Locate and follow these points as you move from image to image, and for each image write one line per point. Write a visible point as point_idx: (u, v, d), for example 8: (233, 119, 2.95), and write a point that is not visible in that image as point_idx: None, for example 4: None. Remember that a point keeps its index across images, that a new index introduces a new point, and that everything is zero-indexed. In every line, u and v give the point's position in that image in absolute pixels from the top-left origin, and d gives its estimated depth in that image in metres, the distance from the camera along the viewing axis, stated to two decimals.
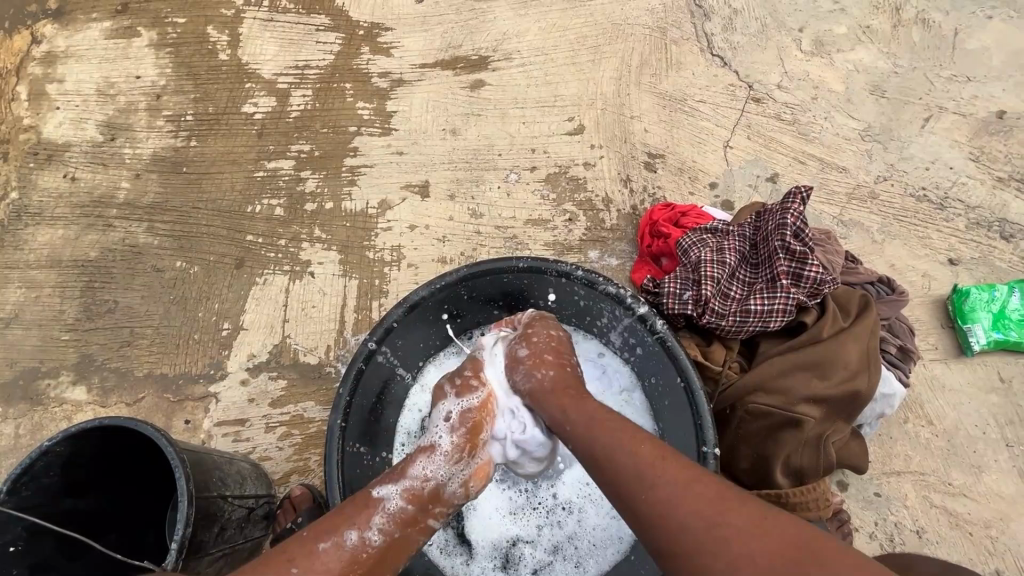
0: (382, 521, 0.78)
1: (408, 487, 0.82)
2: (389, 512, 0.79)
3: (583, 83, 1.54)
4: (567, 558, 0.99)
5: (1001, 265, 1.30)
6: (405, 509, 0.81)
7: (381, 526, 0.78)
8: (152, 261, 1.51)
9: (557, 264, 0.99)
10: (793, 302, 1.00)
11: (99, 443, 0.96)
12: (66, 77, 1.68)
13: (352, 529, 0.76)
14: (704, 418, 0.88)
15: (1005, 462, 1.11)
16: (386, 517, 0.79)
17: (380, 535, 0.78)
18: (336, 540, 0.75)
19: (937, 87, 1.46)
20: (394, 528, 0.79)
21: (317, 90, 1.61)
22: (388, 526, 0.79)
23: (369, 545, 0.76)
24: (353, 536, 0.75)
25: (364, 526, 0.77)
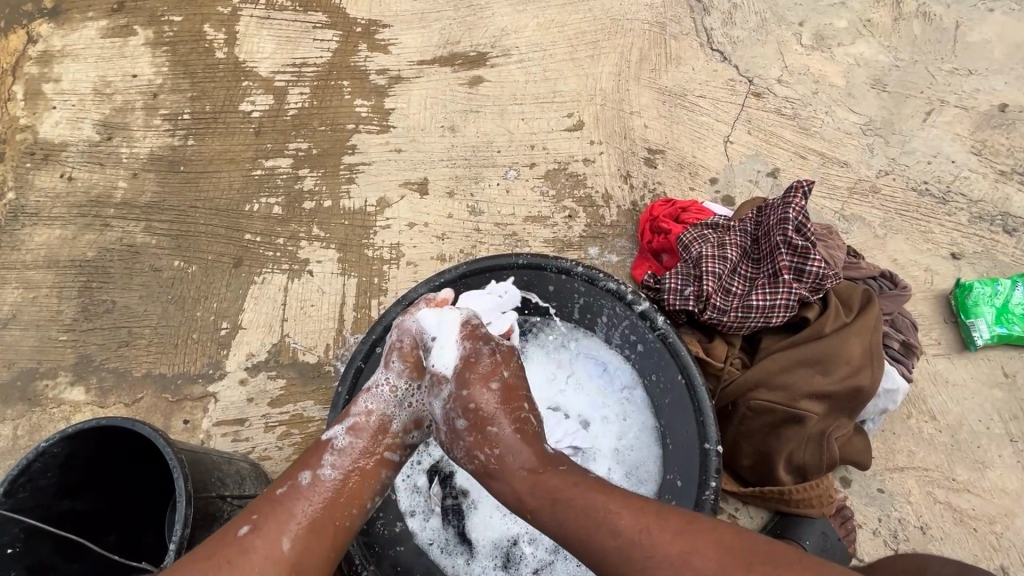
0: (335, 459, 0.82)
1: (353, 424, 0.85)
2: (337, 449, 0.83)
3: (582, 79, 1.53)
4: (568, 558, 0.98)
5: (1004, 259, 1.29)
6: (357, 444, 0.84)
7: (332, 463, 0.82)
8: (149, 261, 1.50)
9: (557, 261, 1.00)
10: (795, 297, 0.99)
11: (97, 443, 0.95)
12: (62, 77, 1.67)
13: (305, 470, 0.81)
14: (705, 414, 0.88)
15: (1008, 458, 1.10)
16: (336, 454, 0.82)
17: (334, 471, 0.81)
18: (291, 483, 0.79)
19: (938, 81, 1.45)
20: (348, 461, 0.82)
21: (315, 88, 1.60)
22: (343, 462, 0.82)
23: (323, 484, 0.80)
24: (305, 477, 0.80)
25: (317, 465, 0.81)
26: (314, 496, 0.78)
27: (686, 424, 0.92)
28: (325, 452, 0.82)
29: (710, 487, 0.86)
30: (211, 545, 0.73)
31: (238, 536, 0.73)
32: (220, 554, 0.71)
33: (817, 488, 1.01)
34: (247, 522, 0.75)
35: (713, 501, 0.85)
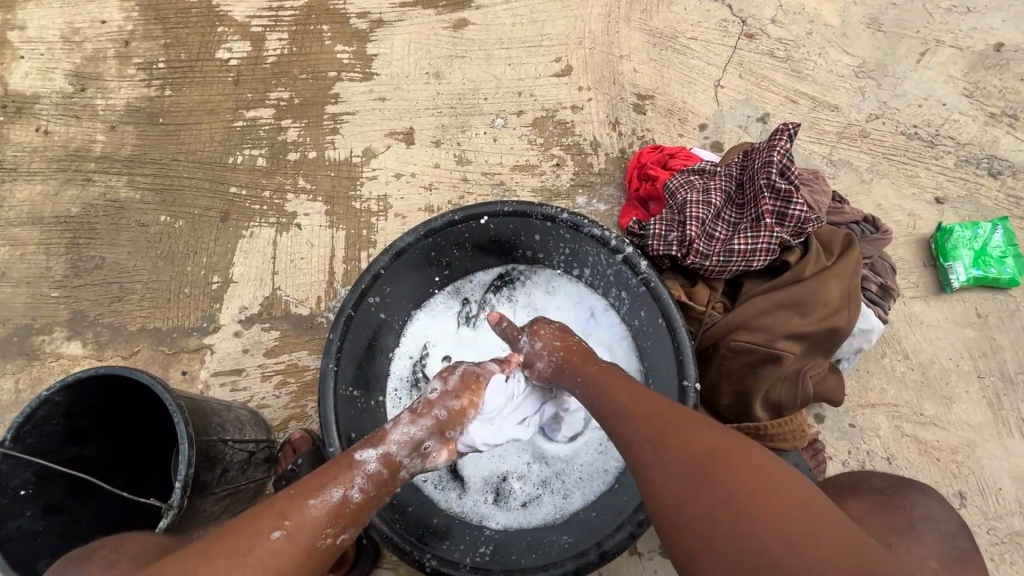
0: (362, 482, 0.76)
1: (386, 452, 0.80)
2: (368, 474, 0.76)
3: (570, 22, 1.48)
4: (555, 492, 1.04)
5: (988, 202, 1.30)
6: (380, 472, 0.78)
7: (360, 486, 0.75)
8: (135, 216, 1.49)
9: (542, 208, 0.99)
10: (777, 240, 0.99)
11: (96, 392, 0.98)
12: (27, 24, 1.60)
13: (336, 486, 0.74)
14: (685, 354, 0.90)
15: (976, 393, 1.15)
16: (365, 478, 0.76)
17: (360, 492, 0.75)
18: (323, 496, 0.72)
19: (935, 19, 1.42)
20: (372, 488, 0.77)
21: (293, 33, 1.54)
22: (366, 485, 0.76)
23: (351, 502, 0.74)
24: (338, 493, 0.73)
25: (346, 484, 0.74)
26: (338, 515, 0.72)
27: (668, 359, 0.94)
28: (355, 473, 0.76)
29: None
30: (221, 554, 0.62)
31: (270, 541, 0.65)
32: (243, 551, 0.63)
33: (792, 424, 1.05)
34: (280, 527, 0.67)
35: None
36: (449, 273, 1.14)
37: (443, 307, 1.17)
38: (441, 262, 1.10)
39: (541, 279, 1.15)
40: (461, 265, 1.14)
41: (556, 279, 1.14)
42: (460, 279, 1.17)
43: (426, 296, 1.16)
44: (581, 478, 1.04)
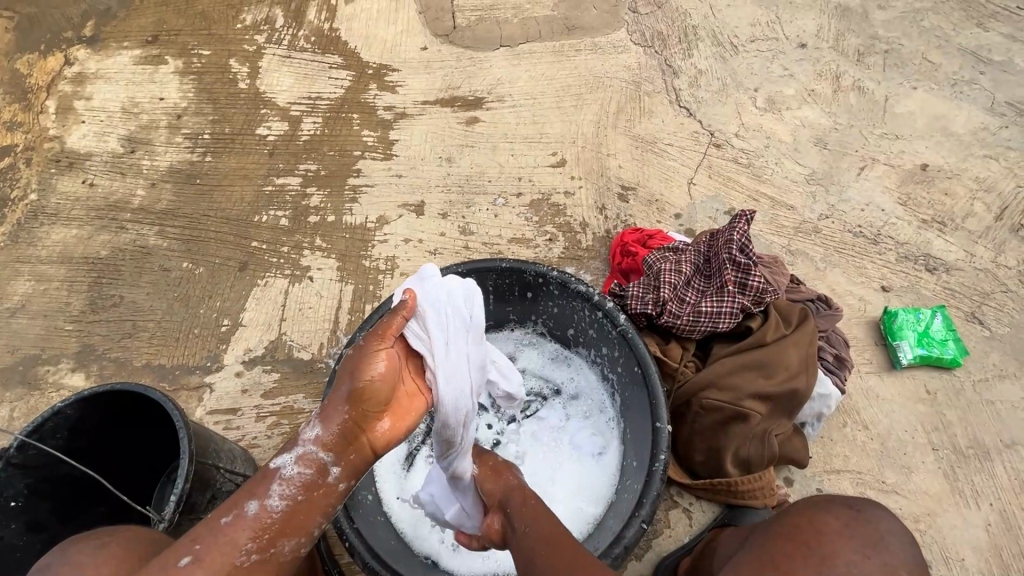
0: (282, 489, 0.81)
1: (303, 454, 0.83)
2: (286, 479, 0.81)
3: (566, 125, 1.75)
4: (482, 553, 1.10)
5: (928, 293, 1.45)
6: (304, 474, 0.82)
7: (281, 493, 0.81)
8: (159, 261, 1.61)
9: (535, 265, 1.13)
10: (738, 305, 1.15)
11: (105, 416, 1.03)
12: (94, 96, 1.87)
13: (251, 499, 0.80)
14: (657, 398, 0.99)
15: (931, 464, 1.22)
16: (284, 484, 0.81)
17: (281, 502, 0.80)
18: (235, 512, 0.78)
19: (871, 143, 1.69)
20: (297, 492, 0.81)
21: (327, 118, 1.79)
22: (289, 492, 0.81)
23: (272, 511, 0.79)
24: (252, 506, 0.79)
25: (264, 495, 0.80)
26: (260, 525, 0.78)
27: (644, 423, 1.02)
28: (271, 482, 0.81)
29: (659, 460, 0.95)
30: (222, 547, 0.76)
31: (179, 568, 0.72)
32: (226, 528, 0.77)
33: (761, 481, 1.12)
34: (187, 552, 0.74)
35: (663, 471, 0.94)
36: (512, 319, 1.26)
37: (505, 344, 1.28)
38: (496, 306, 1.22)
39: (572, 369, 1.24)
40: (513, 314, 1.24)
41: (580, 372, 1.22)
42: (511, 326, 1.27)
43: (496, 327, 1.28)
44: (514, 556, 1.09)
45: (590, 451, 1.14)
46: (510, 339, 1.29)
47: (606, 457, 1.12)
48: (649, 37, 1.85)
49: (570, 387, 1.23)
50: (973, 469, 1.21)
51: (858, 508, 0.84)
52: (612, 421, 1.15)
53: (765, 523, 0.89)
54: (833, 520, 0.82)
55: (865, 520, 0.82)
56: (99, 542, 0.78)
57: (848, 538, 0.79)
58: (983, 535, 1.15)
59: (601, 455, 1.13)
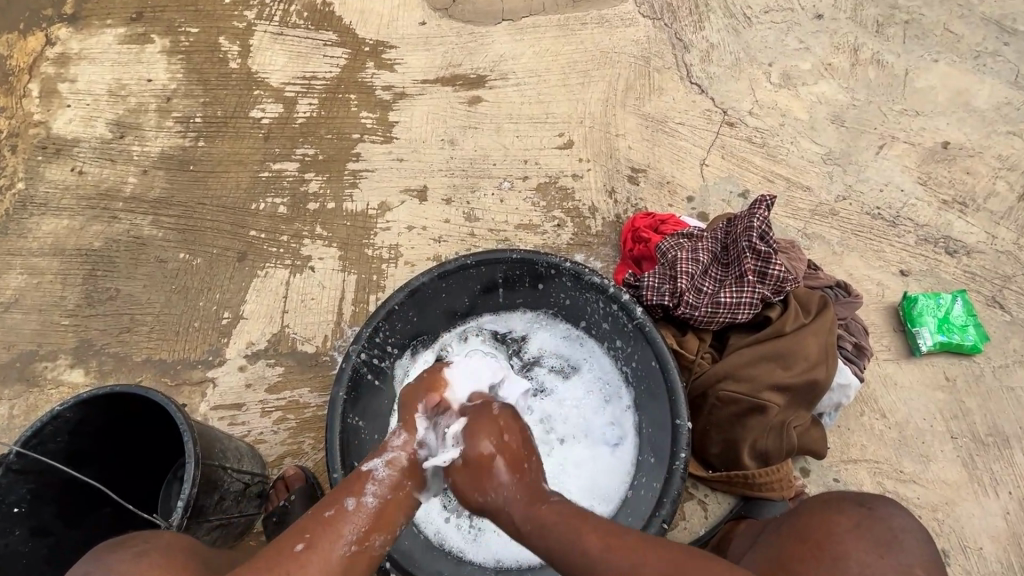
0: (375, 488, 0.83)
1: (392, 458, 0.87)
2: (379, 479, 0.84)
3: (572, 104, 1.68)
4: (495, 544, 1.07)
5: (948, 277, 1.41)
6: (394, 474, 0.85)
7: (375, 492, 0.83)
8: (155, 252, 1.56)
9: (547, 257, 1.08)
10: (758, 295, 1.12)
11: (105, 417, 1.00)
12: (79, 78, 1.78)
13: (350, 497, 0.81)
14: (677, 394, 0.96)
15: (951, 453, 1.20)
16: (378, 483, 0.83)
17: (375, 498, 0.82)
18: (337, 507, 0.80)
19: (890, 120, 1.63)
20: (387, 491, 0.84)
21: (323, 99, 1.71)
22: (382, 490, 0.83)
23: (366, 508, 0.81)
24: (350, 502, 0.80)
25: (359, 493, 0.82)
26: (359, 521, 0.79)
27: (663, 419, 0.99)
28: (366, 481, 0.83)
29: (680, 459, 0.93)
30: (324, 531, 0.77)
31: (293, 553, 0.74)
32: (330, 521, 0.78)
33: (778, 473, 1.10)
34: (301, 539, 0.76)
35: (684, 470, 0.92)
36: (520, 301, 1.21)
37: (514, 324, 1.23)
38: (505, 289, 1.17)
39: (584, 349, 1.19)
40: (523, 297, 1.19)
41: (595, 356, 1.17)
42: (521, 310, 1.23)
43: (504, 310, 1.22)
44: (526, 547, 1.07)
45: (606, 441, 1.11)
46: (521, 322, 1.23)
47: (623, 448, 1.09)
48: (659, 8, 1.76)
49: (585, 370, 1.18)
50: (993, 458, 1.20)
51: (868, 505, 0.84)
52: (627, 411, 1.11)
53: (778, 524, 0.90)
54: (844, 519, 0.82)
55: (876, 518, 0.82)
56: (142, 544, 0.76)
57: (861, 537, 0.79)
58: (1001, 524, 1.14)
59: (617, 446, 1.10)
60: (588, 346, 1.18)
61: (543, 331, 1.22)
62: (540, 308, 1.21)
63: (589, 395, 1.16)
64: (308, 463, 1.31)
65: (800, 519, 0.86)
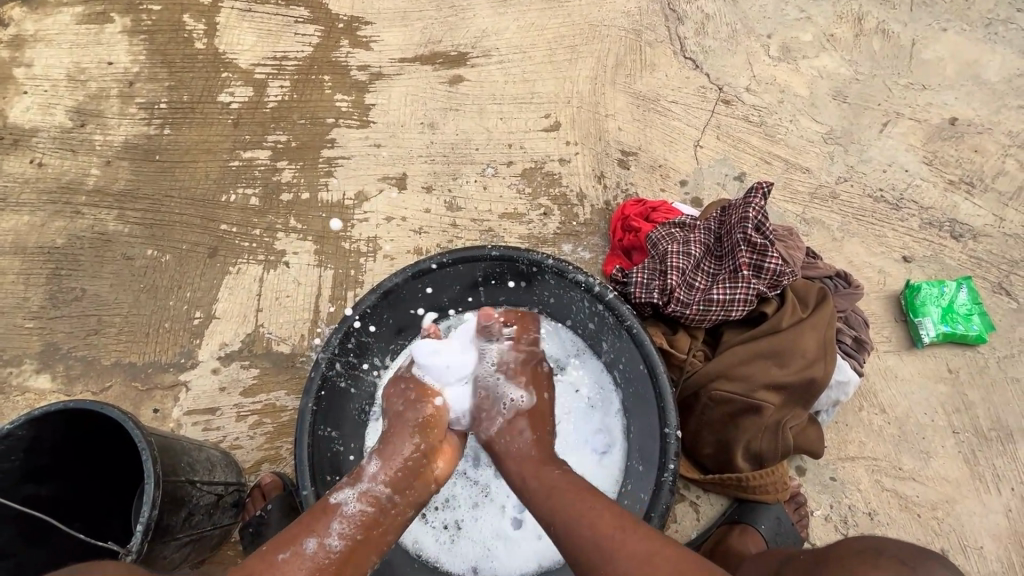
0: (342, 526, 0.80)
1: (365, 490, 0.85)
2: (348, 517, 0.81)
3: (559, 82, 1.58)
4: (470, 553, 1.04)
5: (951, 262, 1.36)
6: (364, 511, 0.83)
7: (341, 531, 0.79)
8: (122, 249, 1.48)
9: (529, 253, 1.02)
10: (753, 291, 1.06)
11: (62, 430, 0.95)
12: (35, 62, 1.66)
13: (311, 537, 0.77)
14: (666, 400, 0.92)
15: (951, 448, 1.18)
16: (345, 521, 0.81)
17: (341, 539, 0.79)
18: (294, 549, 0.76)
19: (895, 94, 1.53)
20: (355, 531, 0.81)
21: (295, 81, 1.60)
22: (349, 530, 0.80)
23: (331, 551, 0.77)
24: (311, 543, 0.76)
25: (323, 532, 0.78)
26: (319, 565, 0.75)
27: (652, 424, 0.95)
28: (332, 519, 0.80)
29: (669, 470, 0.89)
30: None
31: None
32: (286, 565, 0.73)
33: (773, 475, 1.07)
34: None
35: (673, 482, 0.89)
36: (503, 299, 1.15)
37: None
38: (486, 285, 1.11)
39: (570, 348, 1.13)
40: (506, 295, 1.13)
41: (581, 355, 1.12)
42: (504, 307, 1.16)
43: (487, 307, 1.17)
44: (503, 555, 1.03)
45: (593, 449, 1.06)
46: None
47: (610, 457, 1.04)
48: None
49: (572, 372, 1.12)
50: (996, 452, 1.18)
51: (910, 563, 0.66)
52: (615, 415, 1.06)
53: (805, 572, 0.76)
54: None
55: None
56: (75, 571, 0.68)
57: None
58: (1003, 521, 1.13)
59: (606, 453, 1.05)
60: (575, 346, 1.13)
61: None
62: (523, 305, 1.15)
63: (574, 397, 1.10)
64: (287, 468, 1.27)
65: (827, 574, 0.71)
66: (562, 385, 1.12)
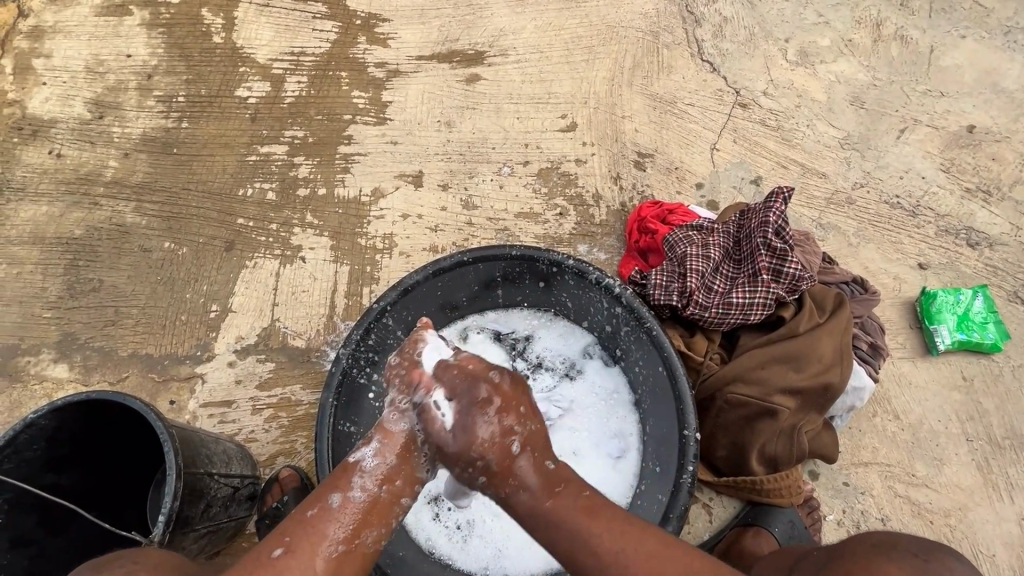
0: (364, 481, 0.78)
1: (381, 446, 0.80)
2: (368, 471, 0.78)
3: (577, 82, 1.58)
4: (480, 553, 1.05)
5: (967, 270, 1.36)
6: (386, 464, 0.79)
7: (363, 485, 0.77)
8: (139, 241, 1.49)
9: (549, 253, 1.03)
10: (773, 296, 1.07)
11: (83, 420, 0.96)
12: (53, 53, 1.67)
13: (335, 492, 0.77)
14: (685, 403, 0.92)
15: (964, 455, 1.18)
16: (366, 476, 0.78)
17: (363, 493, 0.77)
18: (320, 506, 0.76)
19: (912, 101, 1.53)
20: (378, 485, 0.78)
21: (313, 77, 1.61)
22: (370, 484, 0.77)
23: (354, 504, 0.76)
24: (335, 500, 0.76)
25: (346, 488, 0.77)
26: (345, 517, 0.75)
27: (671, 426, 0.95)
28: (353, 474, 0.78)
29: (687, 471, 0.90)
30: (299, 544, 0.73)
31: (271, 560, 0.71)
32: (313, 524, 0.74)
33: (788, 479, 1.07)
34: (280, 544, 0.73)
35: (691, 484, 0.89)
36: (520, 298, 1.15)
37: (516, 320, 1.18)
38: (504, 284, 1.11)
39: (585, 350, 1.14)
40: (524, 294, 1.14)
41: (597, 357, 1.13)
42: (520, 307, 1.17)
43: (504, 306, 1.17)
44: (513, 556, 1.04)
45: (607, 452, 1.06)
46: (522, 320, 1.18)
47: (625, 460, 1.04)
48: None
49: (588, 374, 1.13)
50: (1009, 461, 1.18)
51: (924, 556, 0.72)
52: (630, 417, 1.07)
53: (815, 562, 0.80)
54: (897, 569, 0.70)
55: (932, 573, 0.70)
56: (126, 565, 0.71)
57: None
58: (1015, 529, 1.14)
59: (620, 458, 1.05)
60: (591, 349, 1.14)
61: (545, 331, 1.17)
62: (540, 304, 1.15)
63: (589, 400, 1.11)
64: (301, 462, 1.28)
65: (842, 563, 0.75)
66: (579, 391, 1.12)
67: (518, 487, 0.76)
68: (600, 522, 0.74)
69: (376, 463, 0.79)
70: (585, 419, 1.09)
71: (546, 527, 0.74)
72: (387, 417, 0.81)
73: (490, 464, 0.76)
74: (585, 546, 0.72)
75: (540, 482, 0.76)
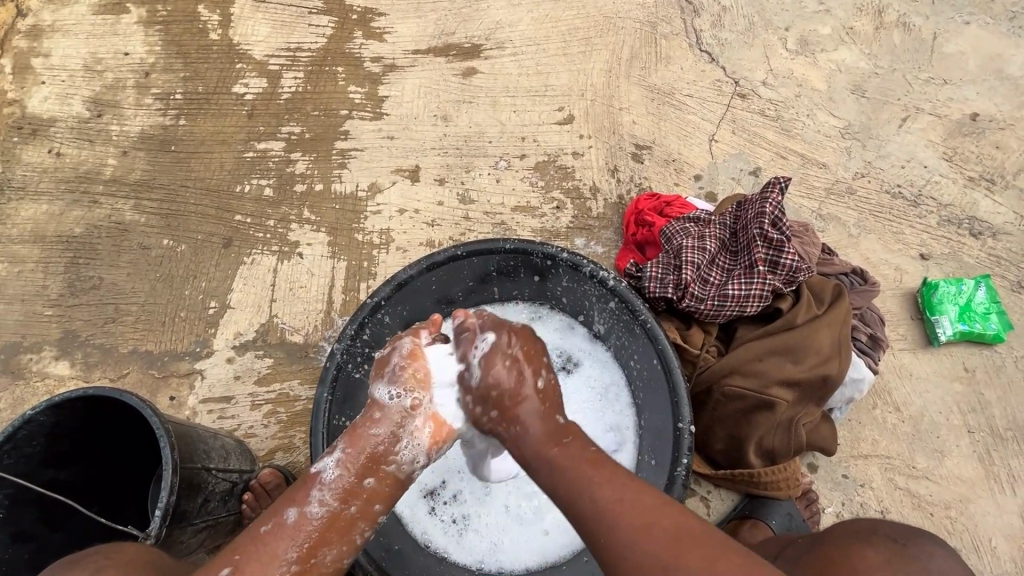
0: (322, 494, 0.78)
1: (342, 458, 0.80)
2: (326, 486, 0.78)
3: (574, 74, 1.57)
4: (475, 546, 1.05)
5: (970, 261, 1.34)
6: (346, 480, 0.79)
7: (321, 500, 0.78)
8: (138, 239, 1.50)
9: (543, 247, 1.02)
10: (769, 287, 1.06)
11: (81, 416, 0.97)
12: (52, 52, 1.68)
13: (291, 507, 0.77)
14: (680, 396, 0.91)
15: (966, 447, 1.17)
16: (325, 491, 0.78)
17: (321, 508, 0.77)
18: (276, 521, 0.76)
19: (915, 89, 1.51)
20: (336, 499, 0.78)
21: (309, 73, 1.61)
22: (330, 498, 0.78)
23: (310, 520, 0.77)
24: (290, 515, 0.76)
25: (303, 502, 0.77)
26: (299, 535, 0.76)
27: (665, 419, 0.95)
28: (311, 488, 0.78)
29: (681, 464, 0.90)
30: (249, 566, 0.73)
31: None
32: (266, 543, 0.75)
33: (785, 472, 1.06)
34: (229, 563, 0.73)
35: (685, 477, 0.89)
36: (516, 292, 1.15)
37: (514, 313, 1.17)
38: (499, 278, 1.11)
39: (582, 343, 1.13)
40: (520, 288, 1.13)
41: (593, 350, 1.12)
42: (516, 300, 1.17)
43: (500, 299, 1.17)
44: (508, 550, 1.04)
45: (604, 444, 1.06)
46: (518, 313, 1.17)
47: (622, 453, 1.04)
48: None
49: (584, 367, 1.12)
50: (1011, 452, 1.17)
51: (902, 541, 0.75)
52: (626, 409, 1.07)
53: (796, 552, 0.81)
54: (875, 554, 0.73)
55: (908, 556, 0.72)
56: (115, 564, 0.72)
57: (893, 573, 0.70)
58: (1017, 521, 1.13)
59: (616, 452, 1.05)
60: (587, 341, 1.13)
61: (542, 323, 1.16)
62: (537, 298, 1.15)
63: (585, 393, 1.11)
64: (299, 457, 1.29)
65: (823, 552, 0.76)
66: (575, 383, 1.12)
67: (523, 432, 0.80)
68: (599, 471, 0.75)
69: (336, 477, 0.79)
70: (580, 412, 1.09)
71: (548, 473, 0.76)
72: (359, 425, 0.82)
73: (502, 395, 0.82)
74: (587, 498, 0.72)
75: (544, 429, 0.80)
